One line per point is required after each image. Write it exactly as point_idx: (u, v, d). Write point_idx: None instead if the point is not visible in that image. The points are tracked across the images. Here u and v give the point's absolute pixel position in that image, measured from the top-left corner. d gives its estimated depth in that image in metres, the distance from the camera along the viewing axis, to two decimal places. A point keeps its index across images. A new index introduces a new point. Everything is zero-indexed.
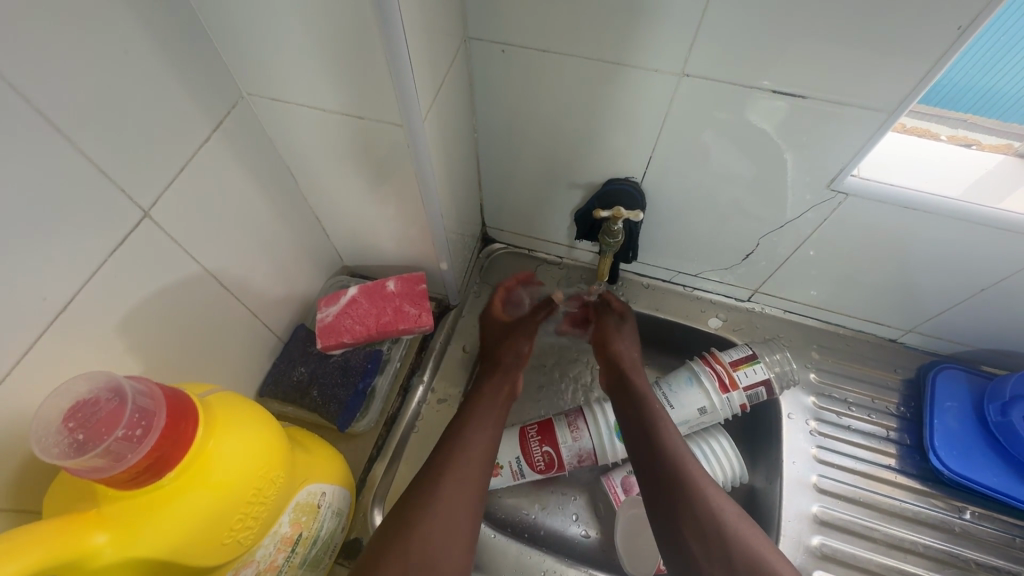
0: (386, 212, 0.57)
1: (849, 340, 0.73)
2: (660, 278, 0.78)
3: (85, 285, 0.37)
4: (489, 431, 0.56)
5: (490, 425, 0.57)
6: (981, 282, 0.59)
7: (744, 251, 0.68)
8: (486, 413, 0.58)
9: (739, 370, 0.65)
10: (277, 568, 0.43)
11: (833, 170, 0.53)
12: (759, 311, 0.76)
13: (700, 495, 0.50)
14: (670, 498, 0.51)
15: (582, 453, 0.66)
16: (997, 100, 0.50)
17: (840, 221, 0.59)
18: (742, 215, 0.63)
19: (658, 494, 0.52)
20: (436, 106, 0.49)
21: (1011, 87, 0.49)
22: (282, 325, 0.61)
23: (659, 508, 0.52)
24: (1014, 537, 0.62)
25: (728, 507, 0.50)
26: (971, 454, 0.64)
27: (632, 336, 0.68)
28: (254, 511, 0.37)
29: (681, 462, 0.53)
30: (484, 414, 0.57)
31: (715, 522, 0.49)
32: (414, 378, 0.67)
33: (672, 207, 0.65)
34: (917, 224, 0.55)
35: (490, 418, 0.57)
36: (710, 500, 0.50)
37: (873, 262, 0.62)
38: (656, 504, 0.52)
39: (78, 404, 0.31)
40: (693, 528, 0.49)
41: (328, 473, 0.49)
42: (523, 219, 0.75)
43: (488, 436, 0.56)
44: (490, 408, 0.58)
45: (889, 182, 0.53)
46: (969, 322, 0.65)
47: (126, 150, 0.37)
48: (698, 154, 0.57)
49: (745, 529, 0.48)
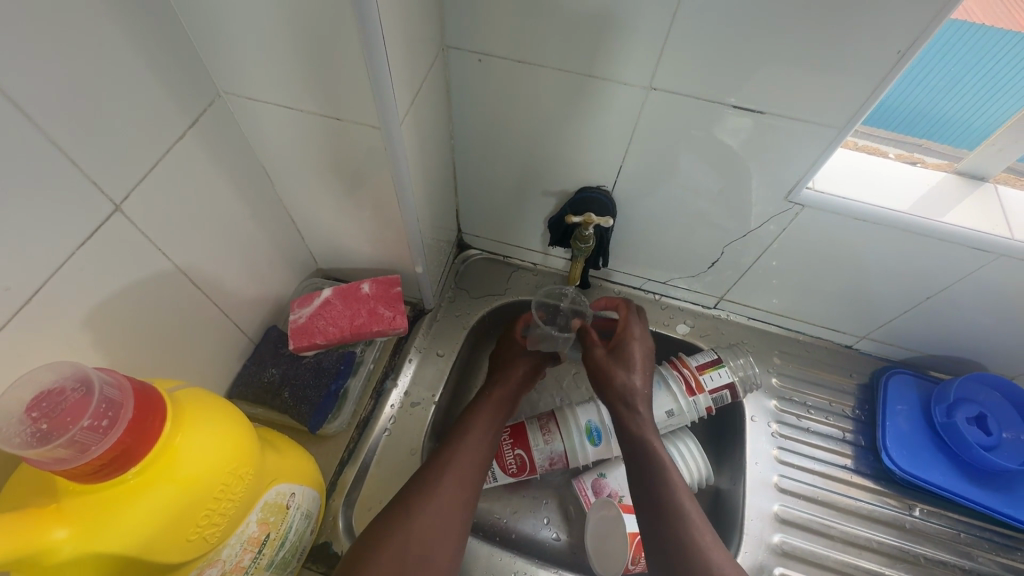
0: (363, 215, 0.58)
1: (807, 346, 0.77)
2: (630, 285, 0.80)
3: (52, 276, 0.36)
4: (460, 504, 0.53)
5: (457, 503, 0.53)
6: (928, 290, 0.63)
7: (709, 260, 0.71)
8: (473, 435, 0.59)
9: (705, 373, 0.68)
10: (243, 570, 0.42)
11: (791, 183, 0.57)
12: (725, 318, 0.79)
13: (704, 559, 0.49)
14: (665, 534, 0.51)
15: (553, 455, 0.68)
16: (951, 126, 0.56)
17: (797, 231, 0.62)
18: (707, 226, 0.66)
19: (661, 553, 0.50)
20: (413, 110, 0.50)
21: (965, 116, 0.54)
22: (253, 326, 0.61)
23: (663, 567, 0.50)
24: (959, 532, 0.66)
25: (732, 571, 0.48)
26: (920, 454, 0.68)
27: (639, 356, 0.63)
28: (222, 508, 0.37)
29: (689, 524, 0.51)
30: (454, 482, 0.54)
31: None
32: (387, 382, 0.67)
33: (642, 216, 0.67)
34: (868, 234, 0.59)
35: (458, 488, 0.54)
36: (713, 561, 0.48)
37: (829, 270, 0.65)
38: (660, 566, 0.51)
39: (44, 393, 0.30)
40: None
41: (298, 474, 0.49)
42: (497, 225, 0.77)
43: (464, 479, 0.55)
44: (472, 445, 0.58)
45: (842, 195, 0.57)
46: (916, 329, 0.69)
47: (98, 140, 0.37)
48: (666, 168, 0.60)
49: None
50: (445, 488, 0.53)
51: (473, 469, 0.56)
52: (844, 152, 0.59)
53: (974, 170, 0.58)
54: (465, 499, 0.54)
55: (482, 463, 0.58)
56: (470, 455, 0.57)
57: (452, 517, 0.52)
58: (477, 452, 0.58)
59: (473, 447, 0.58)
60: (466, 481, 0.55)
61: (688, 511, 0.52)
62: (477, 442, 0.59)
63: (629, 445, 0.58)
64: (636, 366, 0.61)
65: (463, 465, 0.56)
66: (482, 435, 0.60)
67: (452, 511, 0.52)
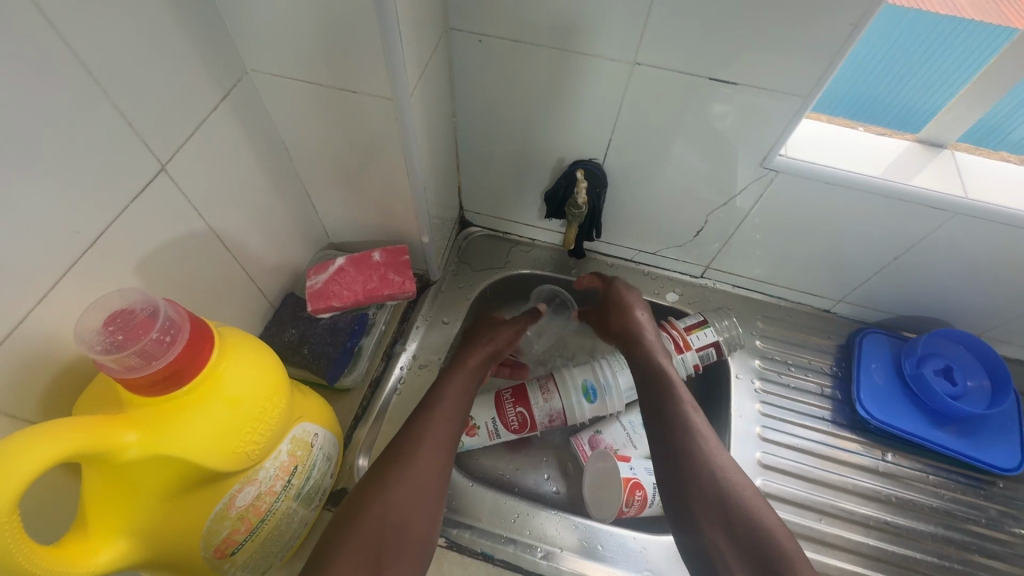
0: (374, 187, 0.63)
1: (789, 311, 0.82)
2: (622, 257, 0.85)
3: (109, 226, 0.41)
4: (433, 466, 0.54)
5: (433, 466, 0.54)
6: (894, 251, 0.69)
7: (694, 229, 0.76)
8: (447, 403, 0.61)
9: (692, 334, 0.73)
10: (276, 495, 0.47)
11: (765, 149, 0.62)
12: (711, 286, 0.84)
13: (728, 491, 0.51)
14: (684, 472, 0.53)
15: (552, 413, 0.73)
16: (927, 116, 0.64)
17: (774, 197, 0.67)
18: (691, 197, 0.71)
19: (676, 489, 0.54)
20: (421, 84, 0.55)
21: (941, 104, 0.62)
22: (273, 291, 0.66)
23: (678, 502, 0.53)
24: (928, 474, 0.71)
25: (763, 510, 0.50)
26: (893, 405, 0.73)
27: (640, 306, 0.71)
28: (260, 428, 0.41)
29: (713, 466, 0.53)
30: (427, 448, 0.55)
31: (787, 565, 0.46)
32: (397, 346, 0.73)
33: (631, 189, 0.72)
34: (838, 198, 0.64)
35: (433, 451, 0.56)
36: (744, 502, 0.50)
37: (805, 235, 0.71)
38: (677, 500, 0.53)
39: (119, 311, 0.36)
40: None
41: (319, 418, 0.54)
42: (498, 201, 0.82)
43: (439, 447, 0.56)
44: (449, 407, 0.60)
45: (814, 160, 0.62)
46: (887, 290, 0.75)
47: (147, 107, 0.42)
48: (652, 140, 0.65)
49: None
50: (419, 459, 0.54)
51: (442, 431, 0.58)
52: (816, 123, 0.65)
53: (934, 138, 0.64)
54: (439, 462, 0.55)
55: (455, 423, 0.60)
56: (441, 432, 0.58)
57: (426, 481, 0.53)
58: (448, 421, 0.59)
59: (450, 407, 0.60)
60: (441, 443, 0.57)
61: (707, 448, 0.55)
62: (450, 412, 0.60)
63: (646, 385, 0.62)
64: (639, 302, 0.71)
65: (438, 434, 0.57)
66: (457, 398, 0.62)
67: (425, 478, 0.53)
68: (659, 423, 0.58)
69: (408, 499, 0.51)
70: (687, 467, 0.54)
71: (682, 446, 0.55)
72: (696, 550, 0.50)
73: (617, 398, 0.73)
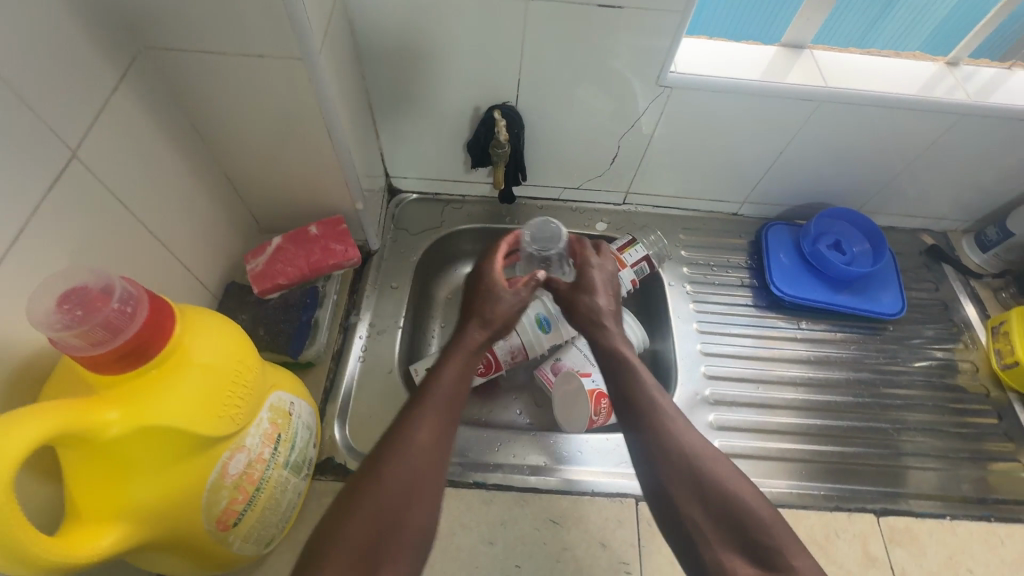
0: (298, 159, 0.62)
1: (704, 220, 0.91)
2: (550, 198, 0.90)
3: (30, 219, 0.39)
4: (425, 473, 0.49)
5: (425, 471, 0.49)
6: (779, 147, 0.78)
7: (610, 158, 0.81)
8: (436, 401, 0.54)
9: (625, 253, 0.80)
10: (266, 463, 0.48)
11: (658, 68, 0.67)
12: (634, 211, 0.91)
13: (695, 463, 0.50)
14: (650, 444, 0.53)
15: (514, 350, 0.78)
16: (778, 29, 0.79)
17: (672, 113, 0.73)
18: (603, 126, 0.76)
19: (645, 461, 0.52)
20: (328, 42, 0.55)
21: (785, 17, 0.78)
22: (212, 281, 0.64)
23: (648, 477, 0.52)
24: (835, 332, 0.83)
25: (737, 485, 0.49)
26: (800, 280, 0.84)
27: (609, 287, 0.67)
28: (240, 393, 0.42)
29: (677, 435, 0.52)
30: (419, 453, 0.50)
31: (761, 535, 0.46)
32: (352, 317, 0.75)
33: (547, 126, 0.76)
34: (726, 104, 0.72)
35: (427, 456, 0.50)
36: (712, 476, 0.50)
37: (705, 146, 0.79)
38: (647, 474, 0.52)
39: (70, 289, 0.35)
40: (740, 549, 0.46)
41: (292, 388, 0.54)
42: (423, 162, 0.83)
43: (432, 450, 0.50)
44: (437, 405, 0.53)
45: (700, 73, 0.69)
46: (779, 184, 0.85)
47: (42, 89, 0.40)
48: (558, 75, 0.69)
49: (787, 541, 0.46)
50: (409, 465, 0.49)
51: (433, 431, 0.51)
52: (697, 40, 0.71)
53: (796, 40, 0.72)
54: (434, 466, 0.50)
55: (448, 422, 0.53)
56: (430, 432, 0.51)
57: (421, 486, 0.49)
58: (439, 421, 0.52)
59: (439, 405, 0.53)
60: (435, 444, 0.51)
61: (673, 421, 0.53)
62: (440, 412, 0.53)
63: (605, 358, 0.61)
64: (598, 289, 0.66)
65: (429, 435, 0.51)
66: (451, 391, 0.55)
67: (417, 485, 0.48)
68: (626, 412, 0.56)
69: (395, 511, 0.46)
70: (653, 440, 0.53)
71: (651, 430, 0.53)
72: (674, 528, 0.50)
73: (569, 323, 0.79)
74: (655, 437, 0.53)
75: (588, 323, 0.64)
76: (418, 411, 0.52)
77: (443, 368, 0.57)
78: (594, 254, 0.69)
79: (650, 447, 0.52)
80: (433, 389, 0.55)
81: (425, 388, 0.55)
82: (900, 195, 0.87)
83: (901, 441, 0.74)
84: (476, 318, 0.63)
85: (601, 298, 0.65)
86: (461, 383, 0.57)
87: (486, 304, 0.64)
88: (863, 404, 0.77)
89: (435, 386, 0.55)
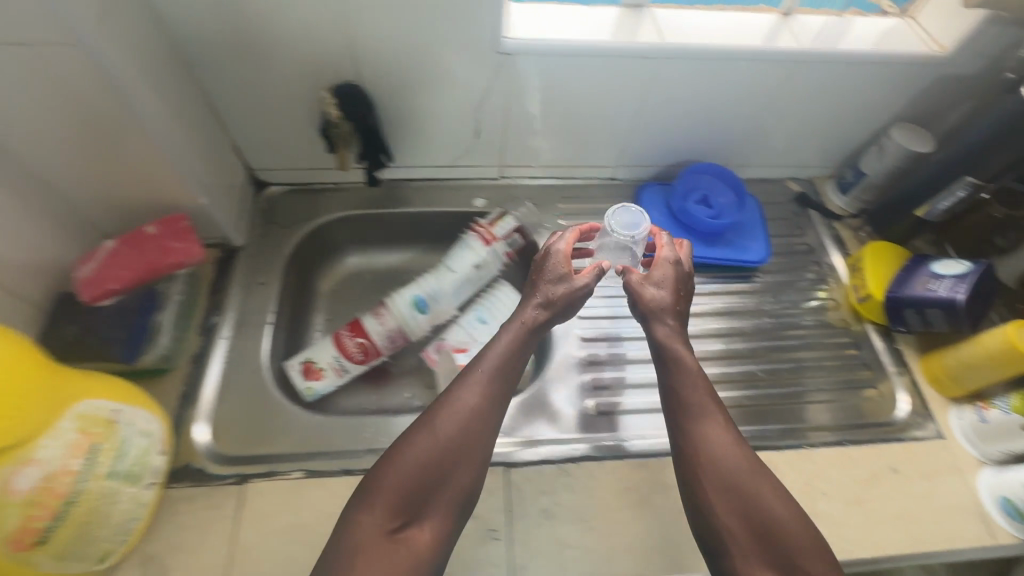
0: (114, 154, 0.59)
1: (583, 188, 0.92)
2: (426, 178, 0.88)
3: None
4: (435, 491, 0.54)
5: (466, 469, 0.55)
6: (635, 107, 0.79)
7: (473, 133, 0.81)
8: (472, 402, 0.58)
9: (495, 227, 0.80)
10: (77, 475, 0.46)
11: (492, 34, 0.67)
12: (513, 185, 0.90)
13: (729, 483, 0.56)
14: (695, 433, 0.59)
15: (391, 333, 0.78)
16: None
17: (518, 80, 0.73)
18: (455, 99, 0.75)
19: (682, 454, 0.59)
20: (113, 24, 0.52)
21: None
22: (38, 292, 0.60)
23: (685, 475, 0.58)
24: (708, 284, 0.85)
25: (783, 508, 0.54)
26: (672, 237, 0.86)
27: (667, 288, 0.67)
28: (6, 405, 0.40)
29: (721, 440, 0.58)
30: (464, 462, 0.55)
31: (793, 556, 0.52)
32: (213, 317, 0.72)
33: (399, 104, 0.75)
34: (569, 67, 0.72)
35: (462, 470, 0.55)
36: (764, 500, 0.55)
37: (563, 112, 0.79)
38: (683, 469, 0.58)
39: None
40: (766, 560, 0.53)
41: (122, 396, 0.52)
42: (283, 152, 0.80)
43: (472, 457, 0.56)
44: (470, 412, 0.57)
45: (535, 37, 0.69)
46: (646, 146, 0.87)
47: None
48: (393, 47, 0.68)
49: (808, 561, 0.52)
50: (456, 467, 0.55)
51: (473, 438, 0.56)
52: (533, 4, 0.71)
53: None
54: (461, 484, 0.55)
55: (476, 440, 0.57)
56: (460, 443, 0.56)
57: (440, 498, 0.54)
58: (494, 414, 0.58)
59: (470, 416, 0.57)
60: (471, 454, 0.56)
61: (716, 417, 0.60)
62: (473, 421, 0.57)
63: (657, 347, 0.65)
64: (665, 282, 0.67)
65: (473, 432, 0.56)
66: (487, 404, 0.59)
67: (452, 482, 0.55)
68: (668, 400, 0.62)
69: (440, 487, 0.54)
70: (696, 432, 0.59)
71: (692, 429, 0.59)
72: (706, 532, 0.56)
73: (445, 302, 0.79)
74: (699, 433, 0.59)
75: (650, 315, 0.66)
76: (449, 425, 0.56)
77: (465, 380, 0.60)
78: (667, 249, 0.70)
79: (698, 435, 0.58)
80: (455, 398, 0.58)
81: (451, 398, 0.58)
82: (762, 147, 0.90)
83: (791, 381, 0.76)
84: (536, 298, 0.66)
85: (651, 290, 0.67)
86: (496, 397, 0.60)
87: (551, 282, 0.67)
88: (763, 348, 0.79)
89: (462, 388, 0.59)
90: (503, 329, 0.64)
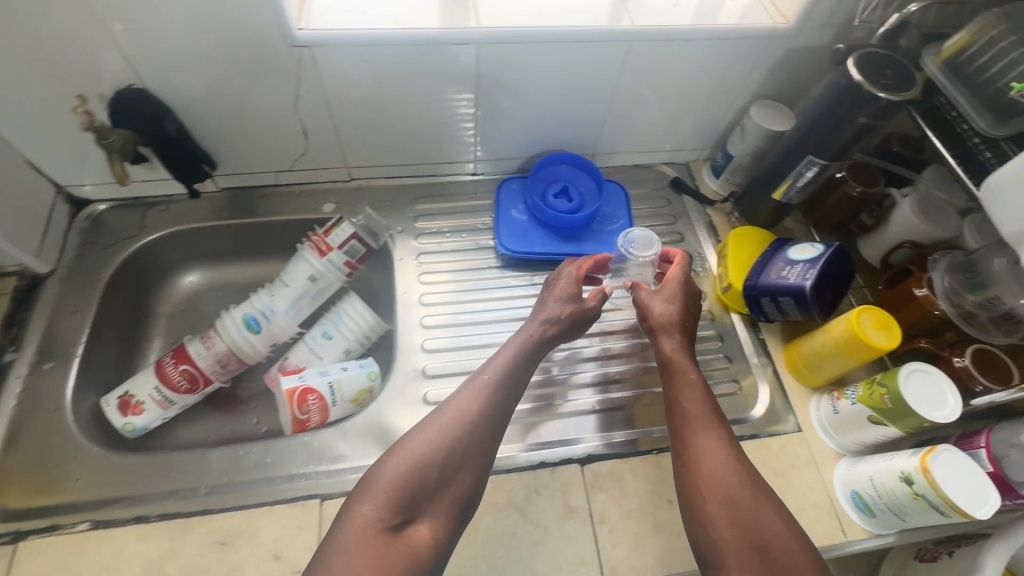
0: None
1: (442, 186, 0.86)
2: (266, 184, 0.81)
3: None
4: (442, 496, 0.53)
5: (472, 468, 0.55)
6: (472, 98, 0.73)
7: (301, 134, 0.74)
8: (499, 401, 0.59)
9: (330, 234, 0.73)
10: None
11: (279, 26, 0.60)
12: (365, 186, 0.84)
13: (717, 488, 0.54)
14: (689, 439, 0.58)
15: (221, 357, 0.72)
16: None
17: (330, 75, 0.67)
18: (266, 98, 0.68)
19: (679, 450, 0.58)
20: None
21: None
22: None
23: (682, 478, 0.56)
24: None
25: (774, 522, 0.52)
26: (529, 235, 0.81)
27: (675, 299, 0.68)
28: None
29: (712, 441, 0.57)
30: (463, 468, 0.55)
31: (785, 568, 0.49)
32: (7, 356, 0.66)
33: (203, 106, 0.68)
34: (381, 59, 0.66)
35: (469, 471, 0.55)
36: (762, 513, 0.52)
37: (394, 107, 0.73)
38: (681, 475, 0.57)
39: None
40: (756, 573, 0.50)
41: None
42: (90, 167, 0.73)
43: (476, 462, 0.56)
44: (474, 425, 0.57)
45: (333, 28, 0.62)
46: (501, 138, 0.81)
47: None
48: (170, 45, 0.61)
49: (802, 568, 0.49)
50: (461, 472, 0.55)
51: (480, 443, 0.56)
52: None
53: None
54: (453, 492, 0.54)
55: (482, 449, 0.57)
56: (481, 440, 0.57)
57: (438, 502, 0.53)
58: (490, 426, 0.58)
59: (474, 427, 0.57)
60: (477, 460, 0.56)
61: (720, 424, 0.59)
62: (486, 428, 0.57)
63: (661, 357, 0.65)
64: (673, 299, 0.67)
65: (481, 439, 0.57)
66: (496, 407, 0.59)
67: (462, 476, 0.55)
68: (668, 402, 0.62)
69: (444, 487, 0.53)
70: (692, 440, 0.58)
71: (687, 430, 0.59)
72: (701, 542, 0.53)
73: (281, 320, 0.73)
74: (692, 436, 0.58)
75: (655, 329, 0.66)
76: (472, 422, 0.57)
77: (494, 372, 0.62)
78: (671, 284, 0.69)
79: (693, 443, 0.57)
80: (475, 399, 0.59)
81: (474, 396, 0.59)
82: (627, 133, 0.85)
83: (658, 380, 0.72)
84: (555, 300, 0.68)
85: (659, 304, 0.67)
86: (504, 409, 0.60)
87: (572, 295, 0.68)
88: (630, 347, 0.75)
89: (478, 390, 0.60)
90: (521, 333, 0.66)
